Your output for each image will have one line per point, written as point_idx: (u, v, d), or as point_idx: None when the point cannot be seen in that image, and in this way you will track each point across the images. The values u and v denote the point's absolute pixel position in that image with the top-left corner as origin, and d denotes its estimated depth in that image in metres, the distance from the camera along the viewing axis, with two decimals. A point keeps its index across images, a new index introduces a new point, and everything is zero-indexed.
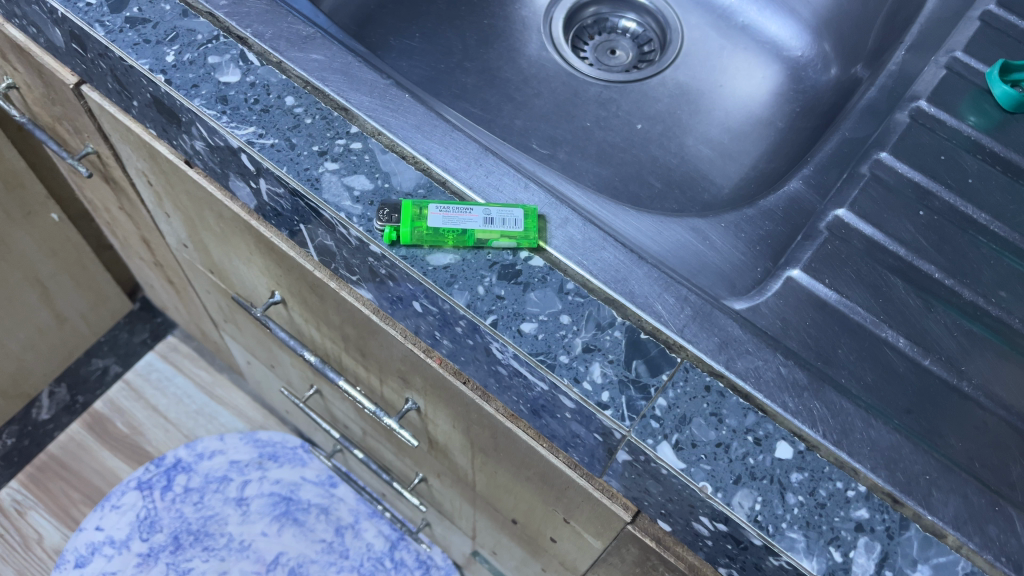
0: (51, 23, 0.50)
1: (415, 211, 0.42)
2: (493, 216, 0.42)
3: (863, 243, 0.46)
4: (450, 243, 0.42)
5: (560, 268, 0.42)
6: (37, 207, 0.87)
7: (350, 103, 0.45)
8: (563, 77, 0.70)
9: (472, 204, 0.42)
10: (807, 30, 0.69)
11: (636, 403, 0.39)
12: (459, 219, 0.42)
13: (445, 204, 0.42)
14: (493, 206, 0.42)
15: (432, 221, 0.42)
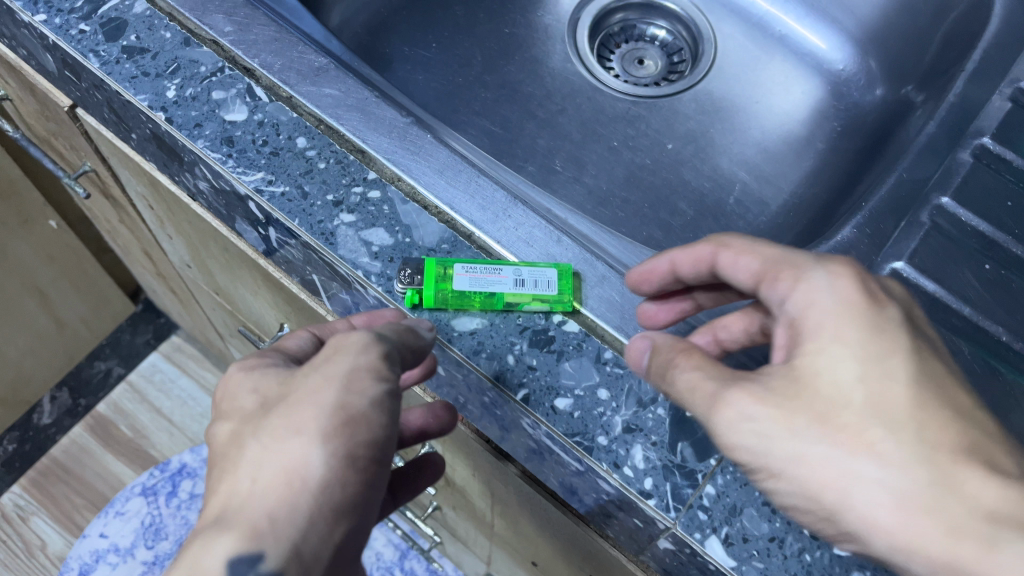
0: (41, 49, 0.46)
1: (438, 270, 0.39)
2: (525, 276, 0.39)
3: (923, 301, 0.42)
4: (477, 306, 0.39)
5: (596, 333, 0.39)
6: (34, 215, 0.84)
7: (368, 144, 0.42)
8: (589, 91, 0.66)
9: (501, 264, 0.39)
10: (850, 42, 0.65)
11: (682, 491, 0.36)
12: (487, 279, 0.39)
13: (473, 264, 0.39)
14: (524, 265, 0.39)
15: (458, 282, 0.39)
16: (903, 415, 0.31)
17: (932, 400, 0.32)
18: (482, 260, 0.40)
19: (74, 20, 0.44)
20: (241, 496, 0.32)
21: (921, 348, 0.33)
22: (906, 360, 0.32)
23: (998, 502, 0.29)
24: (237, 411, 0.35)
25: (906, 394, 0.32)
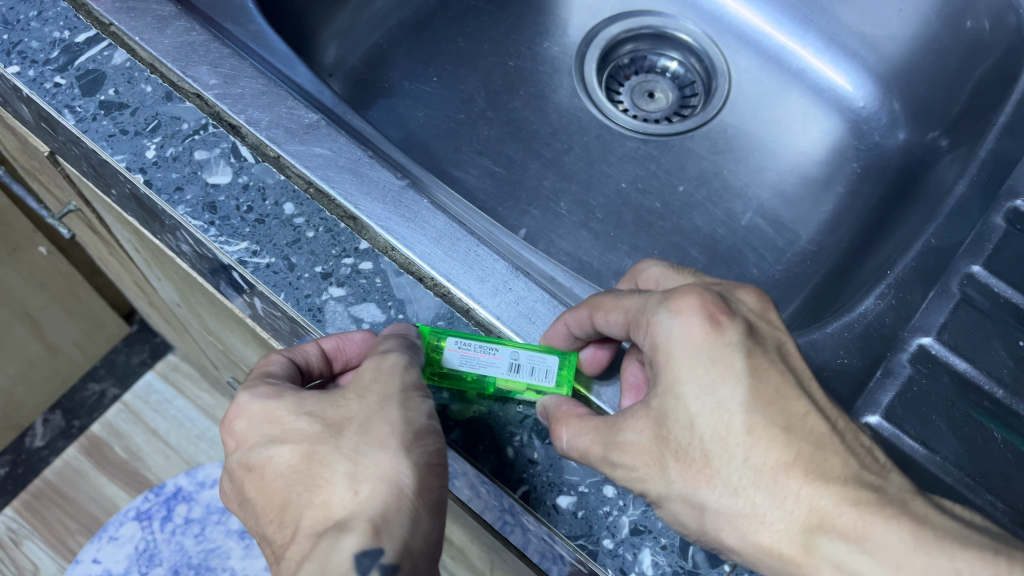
0: (15, 99, 0.43)
1: (433, 344, 0.37)
2: (524, 364, 0.37)
3: (953, 381, 0.40)
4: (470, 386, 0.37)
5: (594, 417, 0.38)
6: (23, 243, 0.81)
7: (360, 211, 0.39)
8: (597, 128, 0.63)
9: (497, 343, 0.37)
10: (872, 80, 0.62)
11: None
12: (483, 362, 0.37)
13: (466, 338, 0.37)
14: (525, 350, 0.37)
15: (450, 355, 0.37)
16: (736, 442, 0.32)
17: (762, 422, 0.32)
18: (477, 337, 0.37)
19: (49, 72, 0.41)
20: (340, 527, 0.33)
21: (756, 365, 0.32)
22: (740, 386, 0.32)
23: (832, 512, 0.30)
24: (297, 434, 0.35)
25: (739, 422, 0.32)
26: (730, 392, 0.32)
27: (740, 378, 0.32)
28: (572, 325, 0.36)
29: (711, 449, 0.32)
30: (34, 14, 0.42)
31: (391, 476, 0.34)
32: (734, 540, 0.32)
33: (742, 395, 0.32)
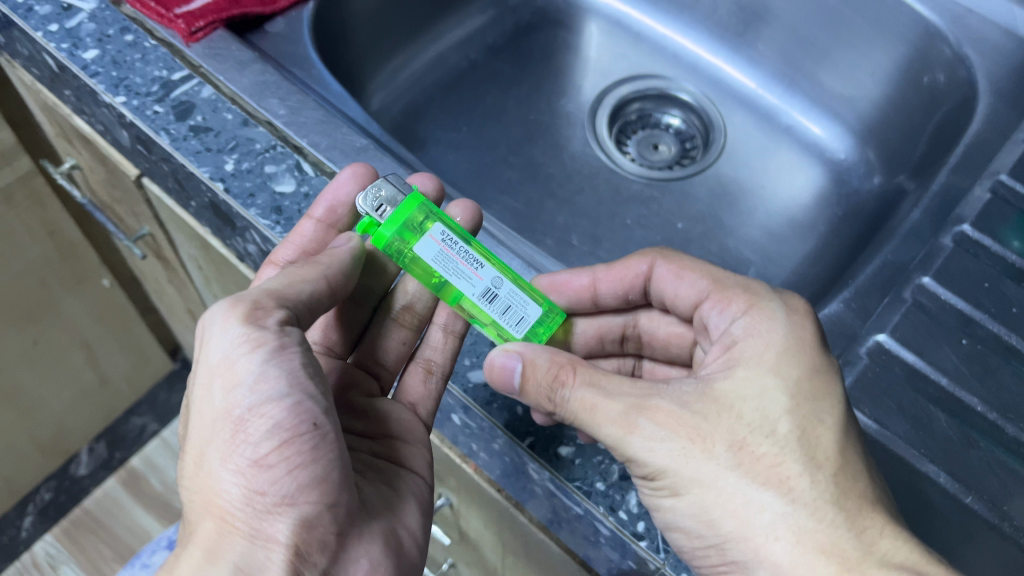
0: (117, 125, 0.52)
1: (417, 231, 0.44)
2: (500, 296, 0.44)
3: (904, 371, 0.46)
4: (435, 269, 0.44)
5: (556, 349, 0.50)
6: (89, 275, 0.91)
7: None
8: (606, 173, 0.71)
9: (487, 265, 0.44)
10: (851, 135, 0.70)
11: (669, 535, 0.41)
12: (461, 269, 0.44)
13: (458, 240, 0.44)
14: (511, 288, 0.44)
15: (435, 237, 0.44)
16: (827, 459, 0.38)
17: (851, 454, 0.38)
18: (472, 249, 0.44)
19: (149, 102, 0.50)
20: (189, 544, 0.38)
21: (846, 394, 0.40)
22: (837, 410, 0.39)
23: (891, 550, 0.36)
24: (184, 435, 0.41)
25: (830, 442, 0.38)
26: (829, 412, 0.38)
27: (842, 403, 0.39)
28: (600, 278, 0.51)
29: (794, 458, 0.38)
30: (138, 57, 0.52)
31: (214, 486, 0.37)
32: (778, 557, 0.36)
33: (839, 419, 0.38)
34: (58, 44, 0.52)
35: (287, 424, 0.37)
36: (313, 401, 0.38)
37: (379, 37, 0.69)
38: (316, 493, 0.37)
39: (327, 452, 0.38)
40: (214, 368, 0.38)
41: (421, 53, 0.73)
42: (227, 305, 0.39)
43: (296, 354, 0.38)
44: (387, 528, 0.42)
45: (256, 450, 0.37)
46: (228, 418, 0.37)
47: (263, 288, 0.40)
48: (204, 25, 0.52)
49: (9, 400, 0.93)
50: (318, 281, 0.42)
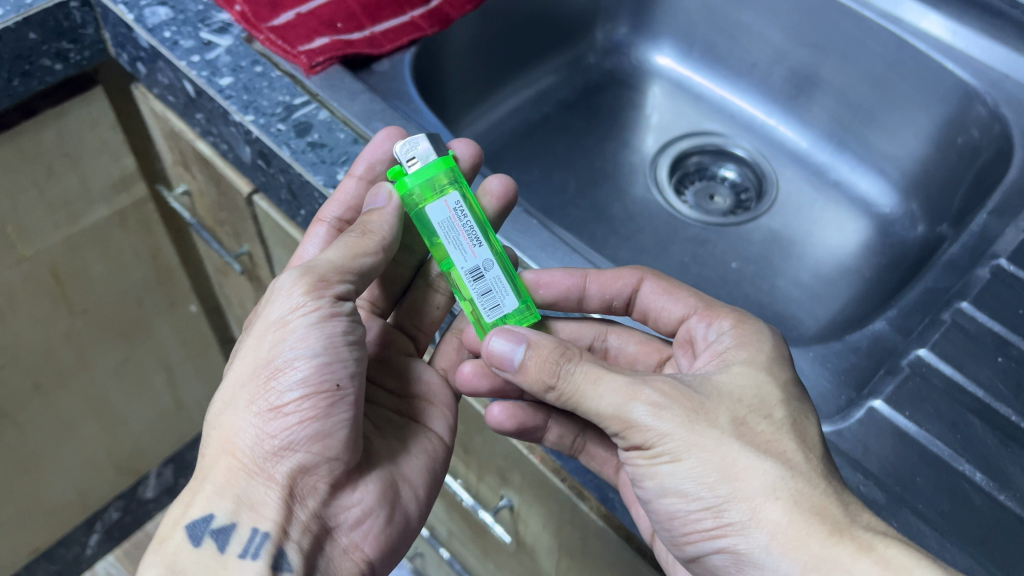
0: (242, 142, 0.60)
1: (434, 192, 0.48)
2: (485, 278, 0.49)
3: (943, 382, 0.50)
4: (437, 230, 0.48)
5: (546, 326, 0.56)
6: (180, 299, 0.99)
7: None
8: (665, 216, 0.77)
9: (485, 245, 0.48)
10: (896, 190, 0.75)
11: None
12: (460, 241, 0.48)
13: (467, 214, 0.48)
14: (498, 274, 0.49)
15: (447, 204, 0.48)
16: (815, 443, 0.42)
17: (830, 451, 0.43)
18: (476, 227, 0.48)
19: (274, 121, 0.58)
20: (206, 466, 0.47)
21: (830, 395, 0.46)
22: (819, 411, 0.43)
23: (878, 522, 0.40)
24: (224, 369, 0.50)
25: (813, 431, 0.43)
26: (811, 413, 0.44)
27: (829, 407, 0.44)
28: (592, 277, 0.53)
29: (789, 437, 0.42)
30: (266, 84, 0.60)
31: (235, 425, 0.46)
32: (775, 516, 0.40)
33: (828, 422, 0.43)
34: (199, 72, 0.60)
35: (313, 382, 0.46)
36: (340, 366, 0.47)
37: (466, 86, 0.77)
38: (320, 445, 0.46)
39: (340, 411, 0.46)
40: (272, 323, 0.47)
41: (501, 103, 0.81)
42: (297, 272, 0.47)
43: (339, 322, 0.47)
44: (385, 482, 0.51)
45: (281, 398, 0.46)
46: (268, 365, 0.46)
47: (329, 260, 0.48)
48: (323, 60, 0.61)
49: (96, 412, 1.01)
50: (374, 253, 0.49)
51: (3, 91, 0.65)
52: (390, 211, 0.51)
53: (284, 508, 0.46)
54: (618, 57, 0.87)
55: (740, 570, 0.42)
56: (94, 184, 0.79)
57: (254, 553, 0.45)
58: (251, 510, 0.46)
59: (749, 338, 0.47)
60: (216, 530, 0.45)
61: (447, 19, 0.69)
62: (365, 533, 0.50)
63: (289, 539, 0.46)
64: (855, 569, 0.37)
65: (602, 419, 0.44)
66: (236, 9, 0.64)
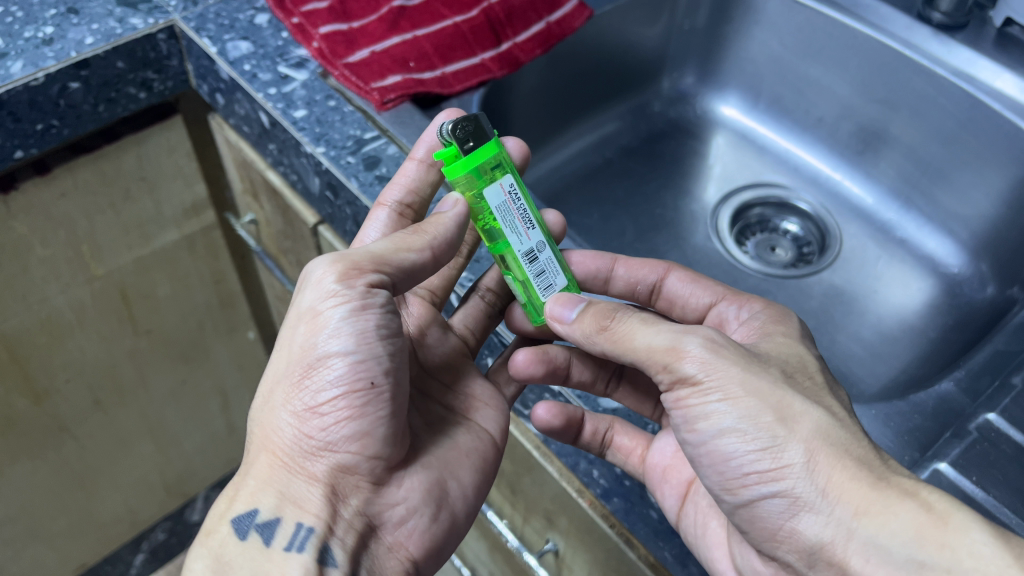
0: (312, 173, 0.61)
1: (487, 176, 0.48)
2: (539, 260, 0.50)
3: (1012, 448, 0.48)
4: (495, 214, 0.48)
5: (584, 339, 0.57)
6: (238, 326, 1.01)
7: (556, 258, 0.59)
8: (725, 265, 0.76)
9: (535, 228, 0.50)
10: (965, 250, 0.73)
11: None
12: (515, 225, 0.49)
13: (521, 198, 0.49)
14: (549, 255, 0.51)
15: (501, 187, 0.48)
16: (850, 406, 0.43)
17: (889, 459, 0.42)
18: (530, 211, 0.49)
19: (344, 154, 0.59)
20: (251, 466, 0.49)
21: None
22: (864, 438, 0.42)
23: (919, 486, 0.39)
24: None
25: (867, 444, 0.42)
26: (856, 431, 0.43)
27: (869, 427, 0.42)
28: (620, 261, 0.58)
29: (832, 398, 0.43)
30: (338, 118, 0.62)
31: (275, 425, 0.48)
32: (830, 457, 0.40)
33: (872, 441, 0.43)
34: (275, 103, 0.62)
35: (347, 380, 0.46)
36: (374, 363, 0.46)
37: (531, 127, 0.78)
38: (357, 443, 0.47)
39: (376, 409, 0.46)
40: (304, 315, 0.47)
41: (564, 147, 0.82)
42: (331, 262, 0.47)
43: (371, 316, 0.46)
44: (432, 480, 0.50)
45: (316, 398, 0.46)
46: (302, 363, 0.47)
47: (369, 251, 0.48)
48: (395, 98, 0.62)
49: (152, 432, 1.03)
50: (419, 252, 0.49)
51: (89, 116, 0.69)
52: (452, 216, 0.49)
53: (325, 504, 0.47)
54: (683, 106, 0.88)
55: (792, 516, 0.41)
56: (167, 209, 0.82)
57: (300, 546, 0.46)
58: (292, 506, 0.47)
59: (781, 316, 0.49)
60: (262, 525, 0.46)
61: (516, 61, 0.70)
62: (410, 533, 0.49)
63: (334, 535, 0.46)
64: (900, 511, 0.37)
65: (648, 356, 0.44)
66: (313, 45, 0.66)
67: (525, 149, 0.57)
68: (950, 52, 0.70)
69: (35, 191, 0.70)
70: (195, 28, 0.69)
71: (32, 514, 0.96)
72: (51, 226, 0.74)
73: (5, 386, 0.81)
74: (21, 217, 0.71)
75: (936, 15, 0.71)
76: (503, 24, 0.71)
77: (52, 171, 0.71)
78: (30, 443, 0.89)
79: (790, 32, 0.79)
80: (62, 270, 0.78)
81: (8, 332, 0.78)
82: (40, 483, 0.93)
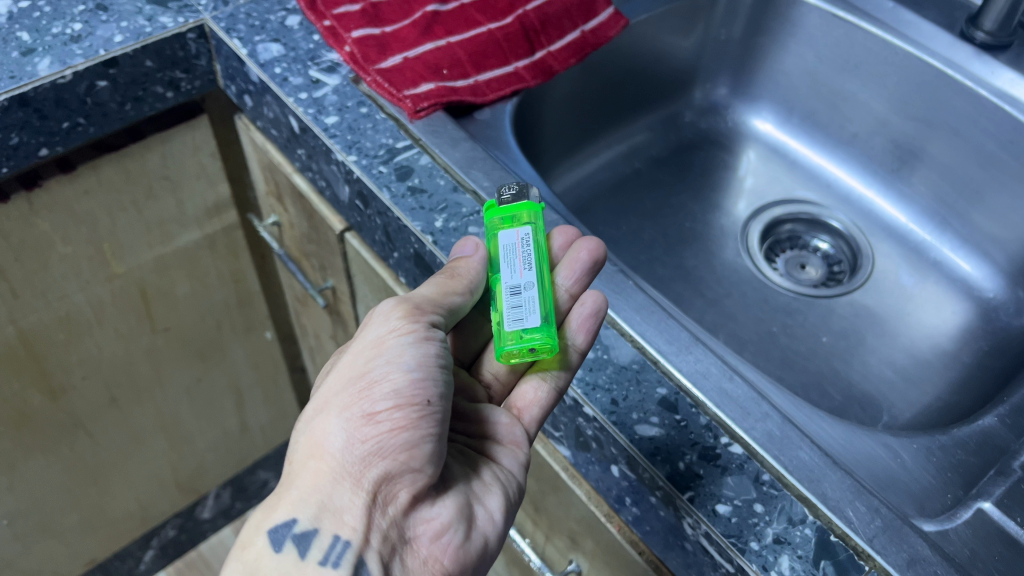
0: (342, 181, 0.60)
1: (514, 219, 0.51)
2: (522, 296, 0.48)
3: None
4: (500, 251, 0.50)
5: (675, 382, 0.49)
6: (256, 325, 1.00)
7: (609, 305, 0.52)
8: (755, 282, 0.75)
9: (534, 273, 0.48)
10: (1002, 275, 0.72)
11: (847, 568, 0.42)
12: (514, 262, 0.49)
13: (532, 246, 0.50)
14: (534, 295, 0.47)
15: (515, 233, 0.50)
16: None
17: None
18: (534, 258, 0.49)
19: (376, 163, 0.58)
20: (291, 474, 0.46)
21: None
22: None
23: None
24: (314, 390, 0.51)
25: None
26: None
27: None
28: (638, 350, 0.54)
29: None
30: (370, 126, 0.61)
31: (325, 433, 0.45)
32: None
33: None
34: (306, 109, 0.61)
35: (405, 393, 0.44)
36: (432, 384, 0.45)
37: (562, 137, 0.77)
38: (405, 455, 0.44)
39: (430, 426, 0.44)
40: (368, 342, 0.47)
41: (592, 157, 0.81)
42: (395, 301, 0.48)
43: (432, 346, 0.46)
44: (464, 499, 0.47)
45: (372, 406, 0.45)
46: (363, 377, 0.46)
47: (423, 292, 0.48)
48: (428, 106, 0.61)
49: (166, 429, 1.02)
50: (464, 292, 0.49)
51: (116, 114, 0.68)
52: (479, 260, 0.50)
53: (365, 516, 0.44)
54: (714, 117, 0.86)
55: None
56: (189, 208, 0.81)
57: (335, 560, 0.44)
58: (332, 516, 0.44)
59: None
60: (299, 536, 0.44)
61: (550, 71, 0.69)
62: (445, 548, 0.45)
63: (369, 547, 0.44)
64: None
65: None
66: (345, 49, 0.65)
67: (574, 238, 0.54)
68: (994, 73, 0.69)
69: (59, 188, 0.70)
70: (225, 29, 0.67)
71: (42, 509, 0.95)
72: (73, 224, 0.73)
73: (22, 382, 0.81)
74: (43, 214, 0.70)
75: (979, 34, 0.70)
76: (538, 32, 0.69)
77: (76, 168, 0.70)
78: (44, 439, 0.88)
79: (827, 46, 0.78)
80: (83, 266, 0.77)
81: (27, 328, 0.77)
82: (54, 478, 0.93)
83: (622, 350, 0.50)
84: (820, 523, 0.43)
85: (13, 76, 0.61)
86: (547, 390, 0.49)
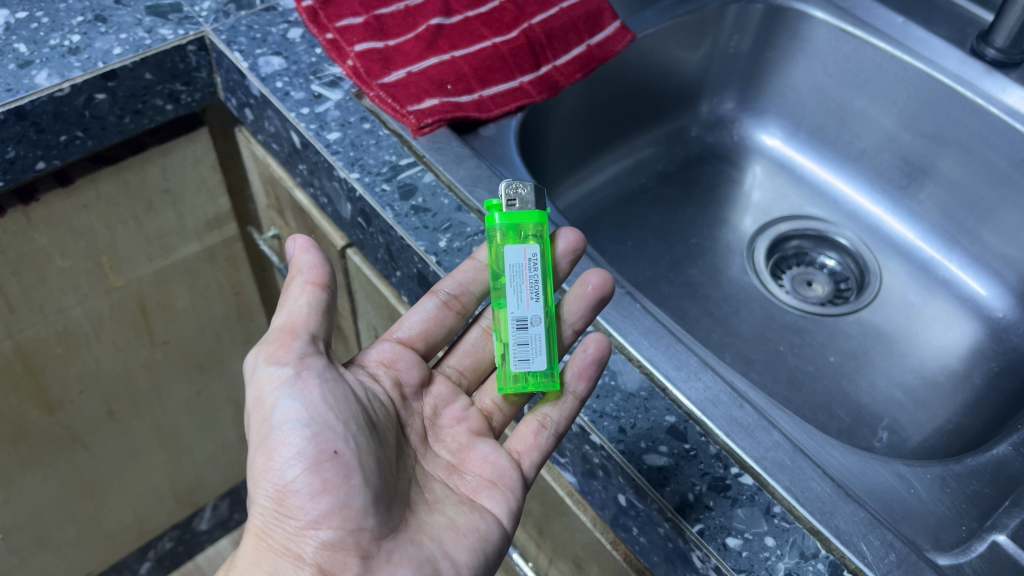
0: (344, 198, 0.59)
1: (519, 236, 0.51)
2: (527, 331, 0.49)
3: None
4: (505, 271, 0.50)
5: (684, 411, 0.48)
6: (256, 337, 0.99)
7: (617, 331, 0.51)
8: (761, 300, 0.74)
9: (540, 302, 0.50)
10: (1012, 295, 0.71)
11: None
12: (521, 288, 0.50)
13: (539, 268, 0.50)
14: (540, 334, 0.49)
15: (523, 252, 0.50)
16: None
17: None
18: (541, 284, 0.50)
19: (379, 181, 0.57)
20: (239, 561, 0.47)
21: None
22: None
23: None
24: None
25: None
26: None
27: None
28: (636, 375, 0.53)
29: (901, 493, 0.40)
30: (373, 142, 0.60)
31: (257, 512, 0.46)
32: None
33: None
34: (308, 124, 0.60)
35: (309, 452, 0.45)
36: (331, 433, 0.45)
37: (567, 151, 0.76)
38: (337, 517, 0.44)
39: (345, 479, 0.44)
40: (254, 408, 0.47)
41: (598, 171, 0.80)
42: (258, 355, 0.48)
43: (313, 389, 0.46)
44: (424, 556, 0.45)
45: (285, 475, 0.45)
46: (263, 447, 0.46)
47: (278, 329, 0.48)
48: (432, 122, 0.60)
49: (164, 441, 1.01)
50: (316, 292, 0.48)
51: (115, 128, 0.67)
52: (301, 257, 0.49)
53: None
54: (721, 131, 0.85)
55: None
56: (189, 221, 0.80)
57: None
58: None
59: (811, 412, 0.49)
60: None
61: (556, 85, 0.68)
62: None
63: None
64: None
65: None
66: (348, 63, 0.64)
67: (577, 245, 0.52)
68: (1004, 90, 0.68)
69: (57, 202, 0.69)
70: (226, 41, 0.66)
71: (39, 523, 0.94)
72: (71, 237, 0.72)
73: (18, 396, 0.80)
74: (41, 228, 0.69)
75: (990, 51, 0.69)
76: (544, 47, 0.68)
77: (75, 182, 0.69)
78: (41, 453, 0.87)
79: (836, 60, 0.77)
80: (81, 281, 0.76)
81: (23, 342, 0.76)
82: (51, 492, 0.92)
83: (630, 376, 0.49)
84: (832, 558, 0.42)
85: (10, 89, 0.60)
86: (548, 434, 0.48)
